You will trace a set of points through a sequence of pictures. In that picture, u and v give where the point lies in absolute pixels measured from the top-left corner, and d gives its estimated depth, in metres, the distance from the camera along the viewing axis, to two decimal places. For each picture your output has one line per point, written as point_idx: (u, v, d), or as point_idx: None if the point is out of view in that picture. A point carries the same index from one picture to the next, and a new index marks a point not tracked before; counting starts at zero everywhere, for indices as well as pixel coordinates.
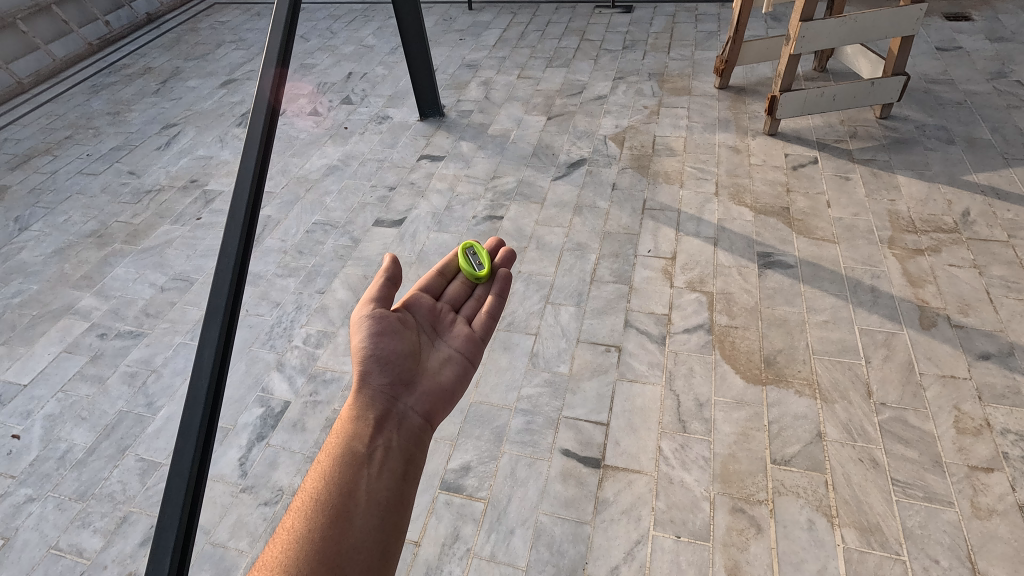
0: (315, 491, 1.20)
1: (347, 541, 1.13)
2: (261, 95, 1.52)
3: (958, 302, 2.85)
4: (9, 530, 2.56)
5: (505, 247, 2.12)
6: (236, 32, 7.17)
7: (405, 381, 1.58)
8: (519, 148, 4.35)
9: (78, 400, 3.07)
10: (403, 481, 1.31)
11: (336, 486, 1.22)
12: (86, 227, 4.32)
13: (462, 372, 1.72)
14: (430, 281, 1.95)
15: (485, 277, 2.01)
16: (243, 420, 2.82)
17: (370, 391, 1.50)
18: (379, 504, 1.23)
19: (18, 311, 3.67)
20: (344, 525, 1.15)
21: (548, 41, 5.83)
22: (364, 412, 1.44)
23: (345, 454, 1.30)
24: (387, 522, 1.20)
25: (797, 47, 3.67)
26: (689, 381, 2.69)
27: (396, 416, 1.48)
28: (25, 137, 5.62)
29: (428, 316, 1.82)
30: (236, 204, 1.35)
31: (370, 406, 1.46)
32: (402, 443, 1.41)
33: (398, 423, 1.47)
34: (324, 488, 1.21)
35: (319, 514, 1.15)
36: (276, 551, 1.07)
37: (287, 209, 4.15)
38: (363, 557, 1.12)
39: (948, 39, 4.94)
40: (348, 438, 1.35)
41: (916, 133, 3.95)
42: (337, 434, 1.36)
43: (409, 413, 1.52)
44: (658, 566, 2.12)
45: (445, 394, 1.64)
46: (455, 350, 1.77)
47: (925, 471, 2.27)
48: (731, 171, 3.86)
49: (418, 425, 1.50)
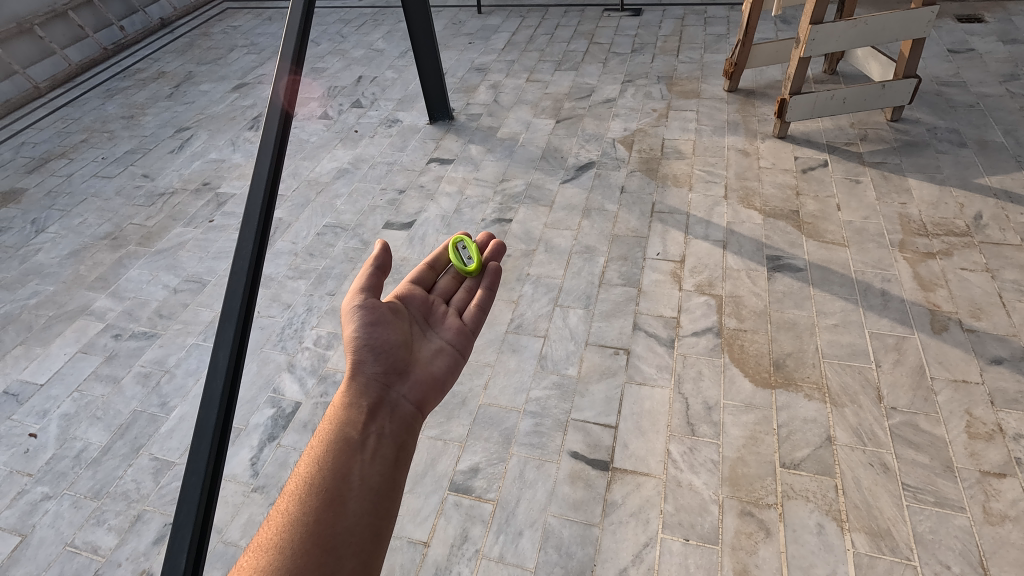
0: (309, 475, 1.21)
1: (341, 524, 1.14)
2: (274, 99, 1.54)
3: (969, 306, 2.83)
4: (26, 526, 2.60)
5: (495, 243, 2.14)
6: (248, 37, 7.25)
7: (398, 369, 1.58)
8: (527, 152, 4.37)
9: (93, 400, 3.11)
10: (396, 466, 1.31)
11: (330, 471, 1.23)
12: (100, 229, 4.39)
13: (454, 362, 1.73)
14: (421, 274, 1.95)
15: (475, 270, 2.00)
16: (255, 420, 2.85)
17: (363, 378, 1.51)
18: (374, 489, 1.23)
19: (34, 312, 3.73)
20: (338, 509, 1.16)
21: (557, 45, 5.85)
22: (356, 399, 1.43)
23: (338, 440, 1.30)
24: (379, 507, 1.21)
25: (807, 49, 3.66)
26: (698, 384, 2.69)
27: (390, 403, 1.49)
28: (41, 140, 5.71)
29: (420, 307, 1.83)
30: (251, 208, 1.37)
31: (363, 394, 1.46)
32: (395, 430, 1.41)
33: (391, 409, 1.47)
34: (318, 473, 1.22)
35: (313, 498, 1.16)
36: (271, 534, 1.09)
37: (298, 212, 4.19)
38: (356, 540, 1.13)
39: (960, 41, 4.90)
40: (341, 424, 1.35)
41: (928, 136, 3.93)
42: (330, 420, 1.36)
43: (402, 400, 1.52)
44: (666, 568, 2.12)
45: (437, 383, 1.65)
46: (447, 341, 1.78)
47: (936, 476, 2.26)
48: (740, 174, 3.85)
49: (411, 413, 1.51)
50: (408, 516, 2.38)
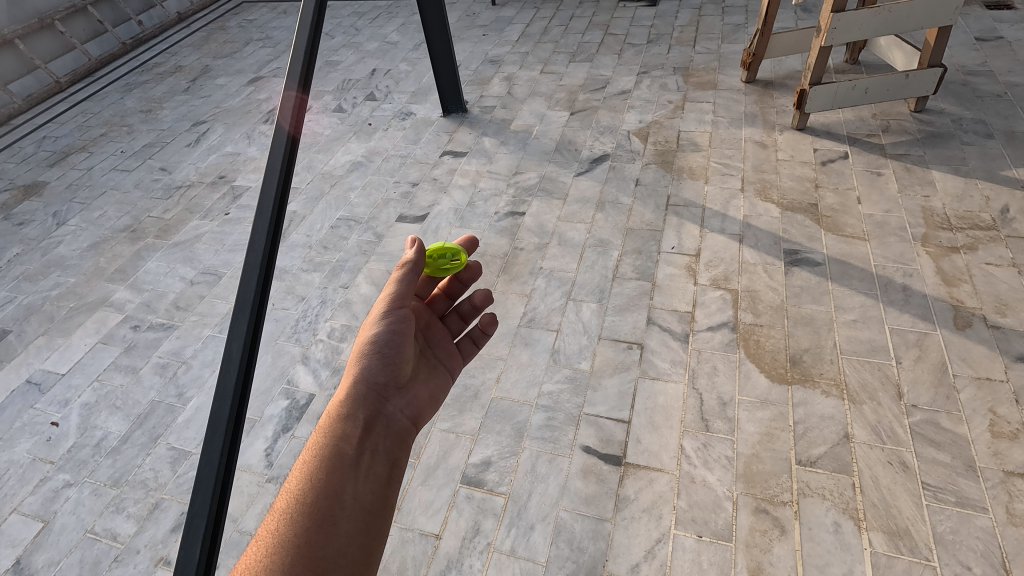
0: (298, 492, 1.08)
1: (335, 549, 1.03)
2: (293, 72, 1.41)
3: (994, 302, 2.75)
4: (48, 513, 2.66)
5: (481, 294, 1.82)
6: (264, 30, 7.29)
7: (400, 379, 1.44)
8: (541, 144, 4.34)
9: (113, 389, 3.17)
10: (389, 484, 1.20)
11: (320, 489, 1.10)
12: (119, 222, 4.45)
13: (444, 380, 1.65)
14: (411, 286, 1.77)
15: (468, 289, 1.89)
16: (269, 411, 2.88)
17: (365, 385, 1.35)
18: (365, 509, 1.12)
19: (55, 303, 3.81)
20: (330, 532, 1.05)
21: (572, 36, 5.80)
22: (351, 409, 1.28)
23: (329, 455, 1.16)
24: (371, 527, 1.10)
25: (828, 38, 3.57)
26: (712, 380, 2.65)
27: (385, 417, 1.34)
28: (63, 135, 5.81)
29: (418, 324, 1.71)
30: (269, 176, 1.25)
31: (358, 405, 1.30)
32: (389, 446, 1.28)
33: (386, 424, 1.33)
34: (311, 493, 1.08)
35: (305, 519, 1.04)
36: (256, 559, 0.96)
37: (312, 205, 4.22)
38: (348, 563, 1.02)
39: (988, 29, 4.76)
40: (334, 437, 1.21)
41: (952, 127, 3.82)
42: (323, 430, 1.22)
43: (397, 412, 1.39)
44: (678, 566, 2.10)
45: (430, 398, 1.53)
46: (438, 361, 1.69)
47: (957, 475, 2.21)
48: (758, 166, 3.78)
49: (405, 428, 1.37)
50: (420, 508, 2.39)
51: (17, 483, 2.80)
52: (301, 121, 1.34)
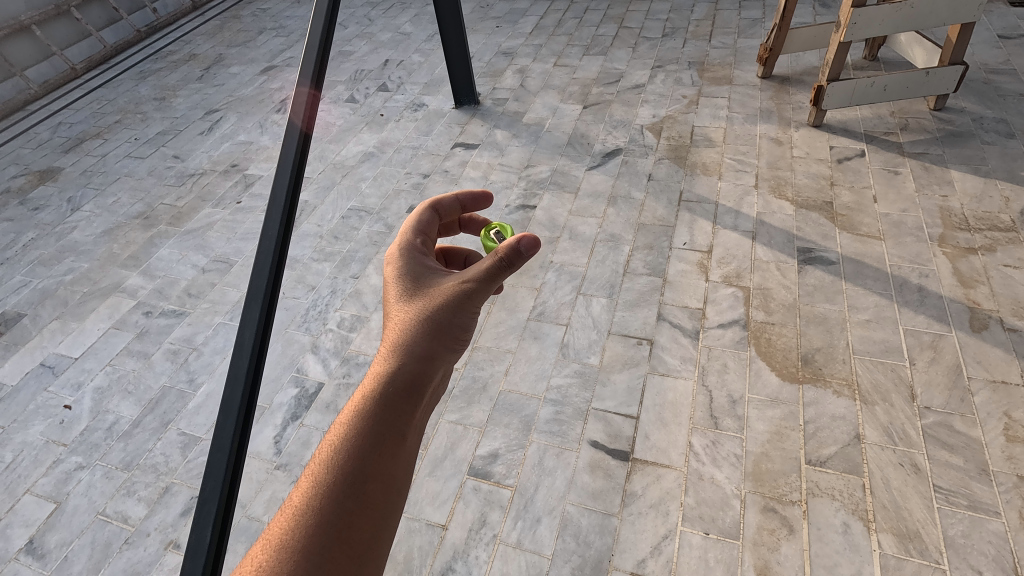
0: (335, 460, 0.75)
1: (376, 544, 0.74)
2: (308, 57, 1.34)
3: (1012, 305, 2.71)
4: (61, 494, 2.69)
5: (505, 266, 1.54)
6: (277, 19, 7.31)
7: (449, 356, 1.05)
8: (554, 138, 4.32)
9: (125, 374, 3.20)
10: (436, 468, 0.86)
11: (360, 465, 0.76)
12: (132, 209, 4.49)
13: None
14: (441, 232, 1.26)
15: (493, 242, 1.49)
16: (279, 399, 2.90)
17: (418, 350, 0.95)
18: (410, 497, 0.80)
19: (69, 288, 3.84)
20: (373, 521, 0.75)
21: (586, 29, 5.75)
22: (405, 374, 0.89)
23: (378, 424, 0.81)
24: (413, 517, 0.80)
25: (848, 34, 3.51)
26: (722, 377, 2.64)
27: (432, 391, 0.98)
28: (78, 121, 5.86)
29: None
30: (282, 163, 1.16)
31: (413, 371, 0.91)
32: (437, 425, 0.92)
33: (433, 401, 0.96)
34: (353, 467, 0.75)
35: (344, 493, 0.73)
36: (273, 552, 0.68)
37: (323, 195, 4.23)
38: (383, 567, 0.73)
39: (1012, 26, 4.67)
40: (384, 405, 0.83)
41: (973, 125, 3.76)
42: (370, 393, 0.84)
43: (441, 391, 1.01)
44: (685, 563, 2.10)
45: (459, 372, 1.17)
46: None
47: (970, 479, 2.18)
48: (772, 163, 3.74)
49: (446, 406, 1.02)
50: (427, 499, 2.40)
51: (30, 465, 2.84)
52: (315, 113, 1.24)
